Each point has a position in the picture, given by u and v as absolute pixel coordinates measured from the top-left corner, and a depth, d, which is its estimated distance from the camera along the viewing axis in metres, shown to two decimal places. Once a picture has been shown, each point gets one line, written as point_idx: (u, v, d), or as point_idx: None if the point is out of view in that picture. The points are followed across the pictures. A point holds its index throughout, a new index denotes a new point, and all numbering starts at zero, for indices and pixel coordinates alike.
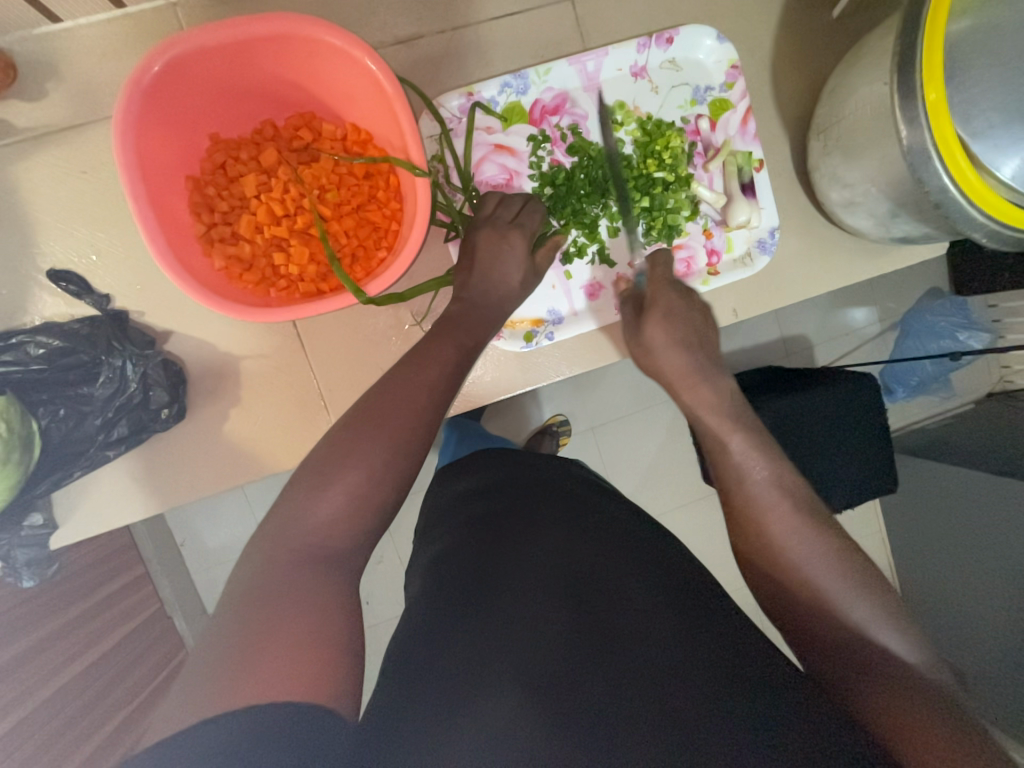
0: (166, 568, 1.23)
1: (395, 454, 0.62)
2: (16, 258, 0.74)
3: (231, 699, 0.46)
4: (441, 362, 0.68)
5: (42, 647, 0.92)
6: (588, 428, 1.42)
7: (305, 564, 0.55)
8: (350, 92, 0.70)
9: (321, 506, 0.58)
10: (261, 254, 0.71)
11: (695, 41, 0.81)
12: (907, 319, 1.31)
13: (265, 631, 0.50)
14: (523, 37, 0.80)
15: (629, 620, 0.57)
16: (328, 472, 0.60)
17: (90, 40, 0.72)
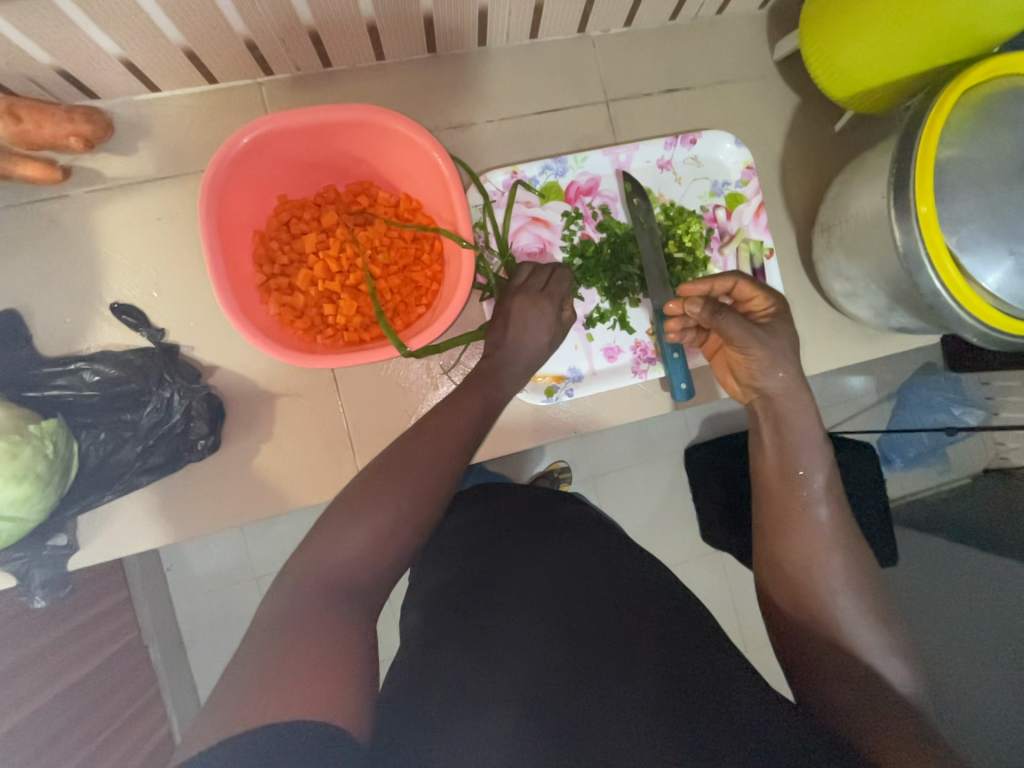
0: (150, 597, 1.21)
1: (420, 497, 0.65)
2: (84, 291, 0.80)
3: (253, 717, 0.46)
4: (468, 412, 0.73)
5: (18, 671, 0.89)
6: (588, 476, 1.44)
7: (335, 602, 0.56)
8: (409, 170, 0.79)
9: (352, 550, 0.60)
10: (312, 304, 0.77)
11: (715, 143, 0.92)
12: (904, 389, 1.26)
13: (284, 653, 0.50)
14: (561, 128, 0.91)
15: (626, 645, 0.59)
16: (361, 509, 0.62)
17: (182, 107, 0.82)
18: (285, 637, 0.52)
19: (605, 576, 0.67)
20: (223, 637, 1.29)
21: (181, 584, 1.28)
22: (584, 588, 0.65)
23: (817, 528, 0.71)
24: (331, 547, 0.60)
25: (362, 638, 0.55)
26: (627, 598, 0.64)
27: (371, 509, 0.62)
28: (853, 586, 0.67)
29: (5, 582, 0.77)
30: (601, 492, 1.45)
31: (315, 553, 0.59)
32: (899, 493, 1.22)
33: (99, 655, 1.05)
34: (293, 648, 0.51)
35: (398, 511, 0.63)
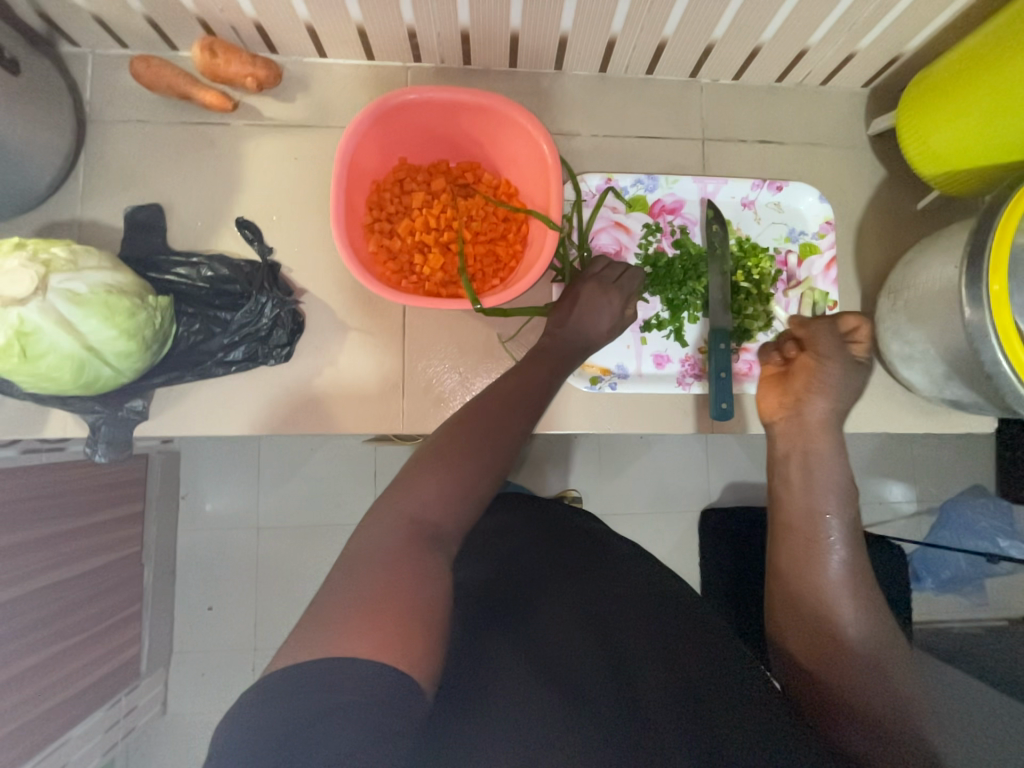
0: (160, 514, 1.34)
1: (482, 462, 0.68)
2: (218, 204, 0.92)
3: (336, 644, 0.47)
4: (539, 384, 0.79)
5: (24, 548, 0.98)
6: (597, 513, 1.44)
7: (400, 544, 0.58)
8: (517, 158, 0.89)
9: (418, 498, 0.62)
10: (405, 251, 0.86)
11: (798, 195, 0.98)
12: (947, 510, 1.36)
13: (362, 583, 0.53)
14: (656, 154, 0.99)
15: (659, 652, 0.63)
16: (436, 463, 0.66)
17: (339, 74, 0.96)
18: (355, 569, 0.54)
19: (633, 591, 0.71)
20: (213, 574, 1.39)
21: (188, 516, 1.39)
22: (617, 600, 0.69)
23: (830, 572, 0.72)
24: (404, 495, 0.63)
25: (425, 572, 0.56)
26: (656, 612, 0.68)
27: (444, 462, 0.66)
28: (876, 626, 0.69)
29: (80, 430, 0.87)
30: (615, 517, 1.44)
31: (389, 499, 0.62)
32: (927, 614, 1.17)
33: (85, 565, 1.13)
34: (365, 585, 0.53)
35: (467, 466, 0.66)
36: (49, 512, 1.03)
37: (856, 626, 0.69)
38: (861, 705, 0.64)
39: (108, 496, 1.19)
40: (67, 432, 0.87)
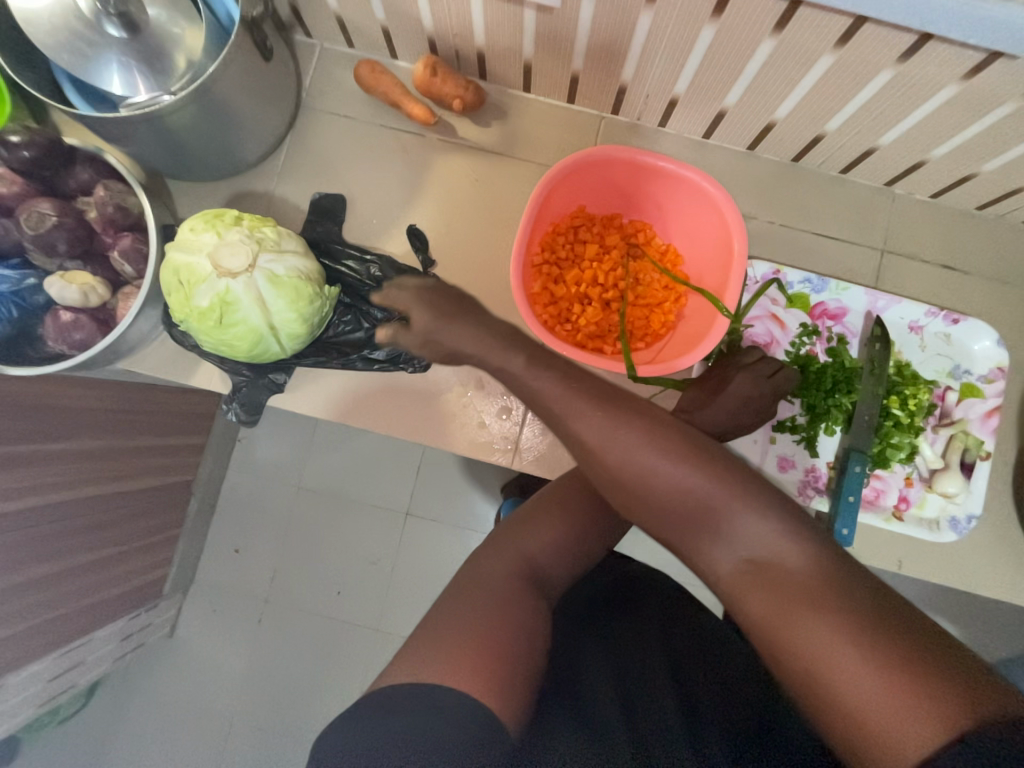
0: (216, 451, 1.36)
1: (594, 530, 0.75)
2: (394, 207, 0.96)
3: (454, 673, 0.53)
4: None
5: (96, 456, 0.96)
6: None
7: (506, 585, 0.64)
8: (696, 232, 0.88)
9: (534, 545, 0.71)
10: (566, 298, 0.87)
11: (975, 333, 0.92)
12: None
13: (481, 621, 0.58)
14: (829, 254, 0.96)
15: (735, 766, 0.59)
16: (543, 516, 0.74)
17: (537, 109, 0.98)
18: (479, 601, 0.61)
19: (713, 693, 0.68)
20: (258, 526, 1.42)
21: (241, 458, 1.42)
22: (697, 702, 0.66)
23: (682, 489, 0.66)
24: (519, 537, 0.71)
25: (524, 616, 0.61)
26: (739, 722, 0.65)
27: (549, 518, 0.74)
28: (753, 501, 0.65)
29: (224, 386, 0.92)
30: None
31: (510, 539, 0.71)
32: None
33: (159, 479, 1.17)
34: (468, 611, 0.59)
35: (567, 525, 0.74)
36: (153, 427, 1.11)
37: (733, 521, 0.64)
38: (800, 634, 0.54)
39: (184, 423, 1.21)
40: (213, 385, 0.93)
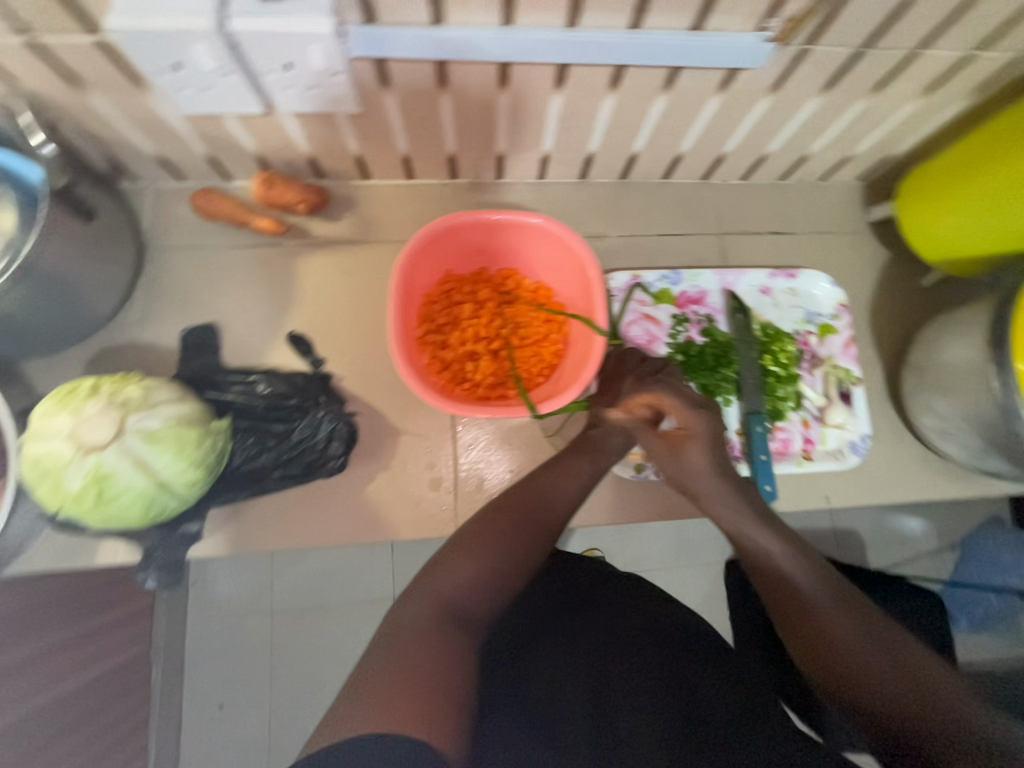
0: (172, 606, 1.21)
1: (525, 552, 0.71)
2: (269, 318, 0.96)
3: (399, 716, 0.50)
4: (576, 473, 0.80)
5: (56, 651, 0.90)
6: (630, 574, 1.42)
7: (441, 625, 0.61)
8: (555, 265, 0.95)
9: (463, 580, 0.66)
10: (456, 359, 0.89)
11: (812, 280, 1.05)
12: (968, 542, 1.41)
13: (420, 661, 0.56)
14: (678, 249, 1.06)
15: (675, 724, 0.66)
16: (474, 547, 0.69)
17: (382, 192, 1.03)
18: (415, 642, 0.58)
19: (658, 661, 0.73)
20: (223, 669, 1.27)
21: (201, 603, 1.28)
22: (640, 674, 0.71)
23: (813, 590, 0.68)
24: (448, 577, 0.66)
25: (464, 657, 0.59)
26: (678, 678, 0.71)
27: (480, 548, 0.69)
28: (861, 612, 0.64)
29: (133, 556, 0.86)
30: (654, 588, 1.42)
31: (429, 580, 0.66)
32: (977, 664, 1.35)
33: (122, 658, 1.06)
34: (405, 660, 0.56)
35: (503, 553, 0.70)
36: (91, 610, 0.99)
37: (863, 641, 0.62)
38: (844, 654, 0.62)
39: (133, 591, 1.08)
40: (120, 557, 0.86)
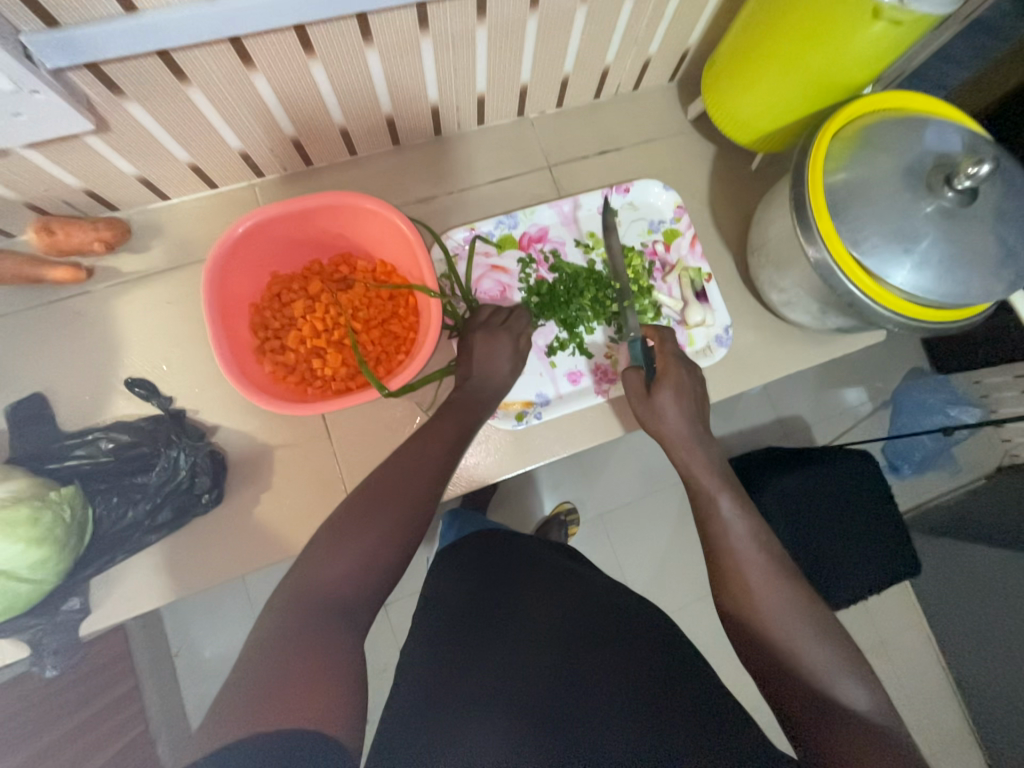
0: (157, 681, 1.20)
1: (403, 521, 0.66)
2: (101, 371, 0.90)
3: (276, 717, 0.47)
4: (443, 435, 0.77)
5: None
6: (596, 516, 1.45)
7: (322, 619, 0.56)
8: (380, 239, 0.92)
9: (341, 570, 0.61)
10: (302, 360, 0.88)
11: (646, 189, 1.06)
12: (898, 395, 1.52)
13: (299, 658, 0.52)
14: (512, 192, 1.05)
15: (604, 663, 0.62)
16: (345, 531, 0.63)
17: (188, 209, 0.97)
18: (292, 641, 0.54)
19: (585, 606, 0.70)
20: None
21: (190, 668, 1.25)
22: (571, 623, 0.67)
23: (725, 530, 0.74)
24: (317, 567, 0.61)
25: (344, 646, 0.55)
26: (608, 619, 0.68)
27: (351, 530, 0.63)
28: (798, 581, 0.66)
29: (20, 653, 0.81)
30: (610, 523, 1.46)
31: (304, 570, 0.61)
32: (917, 500, 1.50)
33: (110, 749, 1.03)
34: (283, 660, 0.52)
35: (379, 530, 0.64)
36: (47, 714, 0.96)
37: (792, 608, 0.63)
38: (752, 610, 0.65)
39: (102, 678, 1.09)
40: (6, 658, 0.81)
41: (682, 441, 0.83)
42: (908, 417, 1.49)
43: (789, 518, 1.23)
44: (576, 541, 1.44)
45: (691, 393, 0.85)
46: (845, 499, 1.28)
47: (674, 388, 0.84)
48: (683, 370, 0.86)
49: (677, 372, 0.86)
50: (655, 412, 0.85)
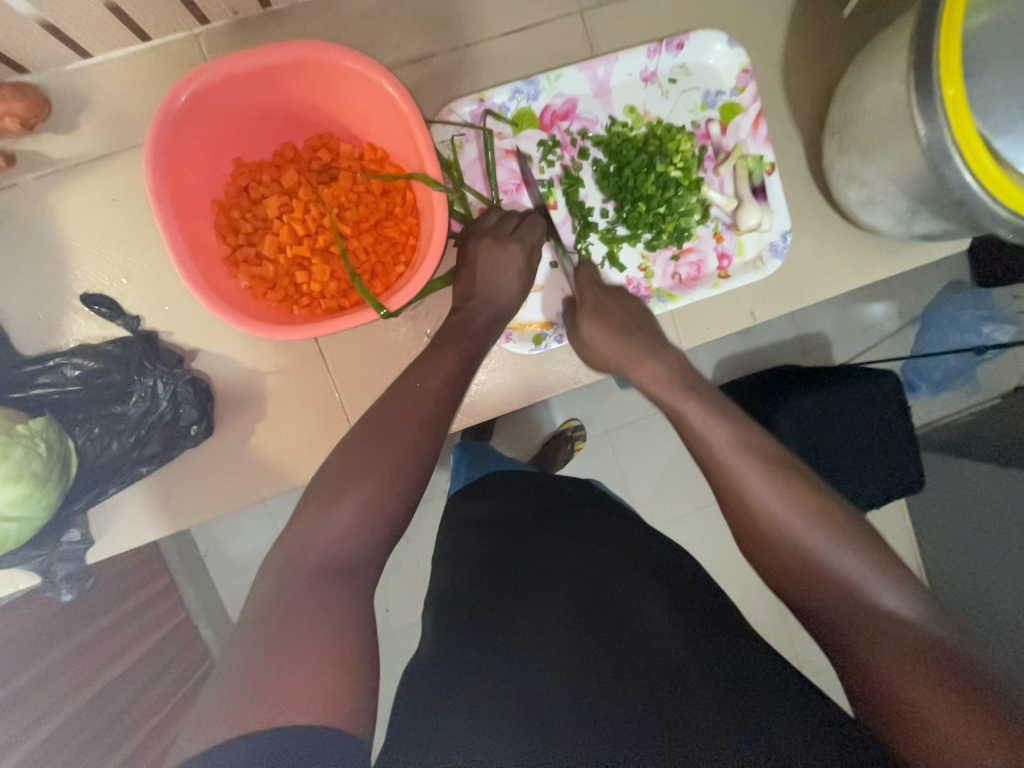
0: (192, 579, 1.25)
1: (403, 468, 0.58)
2: (51, 284, 0.77)
3: (281, 709, 0.42)
4: (445, 369, 0.66)
5: (79, 670, 0.92)
6: (607, 436, 1.40)
7: (331, 589, 0.50)
8: (367, 113, 0.72)
9: (340, 530, 0.54)
10: (283, 273, 0.74)
11: (704, 45, 0.82)
12: (929, 311, 1.37)
13: (302, 635, 0.46)
14: (531, 49, 0.82)
15: (641, 633, 0.58)
16: (348, 483, 0.56)
17: (117, 73, 0.75)
18: (292, 616, 0.48)
19: (615, 570, 0.65)
20: None
21: (220, 570, 1.30)
22: (602, 588, 0.62)
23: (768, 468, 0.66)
24: (312, 526, 0.54)
25: (354, 613, 0.50)
26: (639, 587, 0.62)
27: (352, 483, 0.56)
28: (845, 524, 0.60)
29: (31, 580, 0.79)
30: (623, 444, 1.41)
31: (303, 527, 0.54)
32: (927, 416, 1.45)
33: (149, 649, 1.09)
34: (291, 630, 0.47)
35: (377, 480, 0.57)
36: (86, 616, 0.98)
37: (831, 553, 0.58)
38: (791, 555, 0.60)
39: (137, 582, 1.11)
40: (19, 584, 0.79)
41: (619, 361, 0.74)
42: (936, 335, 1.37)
43: (805, 442, 1.17)
44: (586, 459, 1.41)
45: (615, 311, 0.76)
46: (870, 423, 1.20)
47: (625, 305, 0.78)
48: (603, 291, 0.78)
49: (594, 293, 0.77)
50: (586, 348, 0.77)
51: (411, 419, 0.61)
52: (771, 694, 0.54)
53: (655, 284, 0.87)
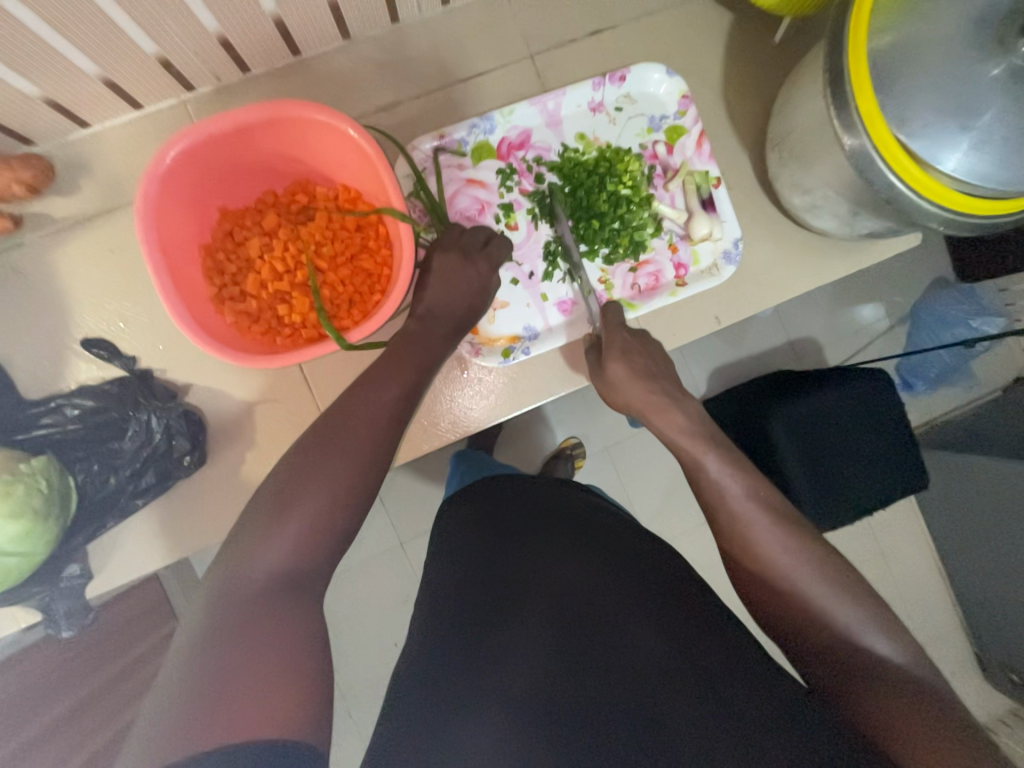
0: None
1: (355, 480, 0.60)
2: (53, 332, 0.83)
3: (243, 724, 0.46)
4: (400, 381, 0.67)
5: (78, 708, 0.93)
6: (601, 449, 1.42)
7: (294, 606, 0.54)
8: (337, 158, 0.79)
9: (287, 547, 0.56)
10: (267, 307, 0.79)
11: (645, 76, 0.89)
12: (917, 310, 1.40)
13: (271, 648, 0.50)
14: (490, 92, 0.89)
15: (617, 631, 0.59)
16: (298, 501, 0.57)
17: (114, 139, 0.83)
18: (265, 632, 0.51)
19: (592, 568, 0.65)
20: None
21: None
22: (578, 588, 0.63)
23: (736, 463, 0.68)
24: (257, 547, 0.55)
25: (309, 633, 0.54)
26: (616, 584, 0.63)
27: (299, 500, 0.57)
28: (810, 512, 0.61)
29: (32, 617, 0.81)
30: (617, 456, 1.43)
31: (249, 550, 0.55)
32: (927, 414, 1.45)
33: None
34: (252, 648, 0.50)
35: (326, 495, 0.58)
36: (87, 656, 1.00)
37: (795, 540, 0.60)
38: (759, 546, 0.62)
39: None
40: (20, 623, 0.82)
41: (644, 405, 0.75)
42: (926, 333, 1.39)
43: (793, 444, 1.19)
44: (582, 474, 1.42)
45: (640, 352, 0.77)
46: (852, 421, 1.21)
47: (650, 350, 0.78)
48: (629, 332, 0.79)
49: (621, 336, 0.78)
50: (610, 386, 0.77)
51: (365, 432, 0.62)
52: (745, 686, 0.54)
53: (617, 295, 0.91)
